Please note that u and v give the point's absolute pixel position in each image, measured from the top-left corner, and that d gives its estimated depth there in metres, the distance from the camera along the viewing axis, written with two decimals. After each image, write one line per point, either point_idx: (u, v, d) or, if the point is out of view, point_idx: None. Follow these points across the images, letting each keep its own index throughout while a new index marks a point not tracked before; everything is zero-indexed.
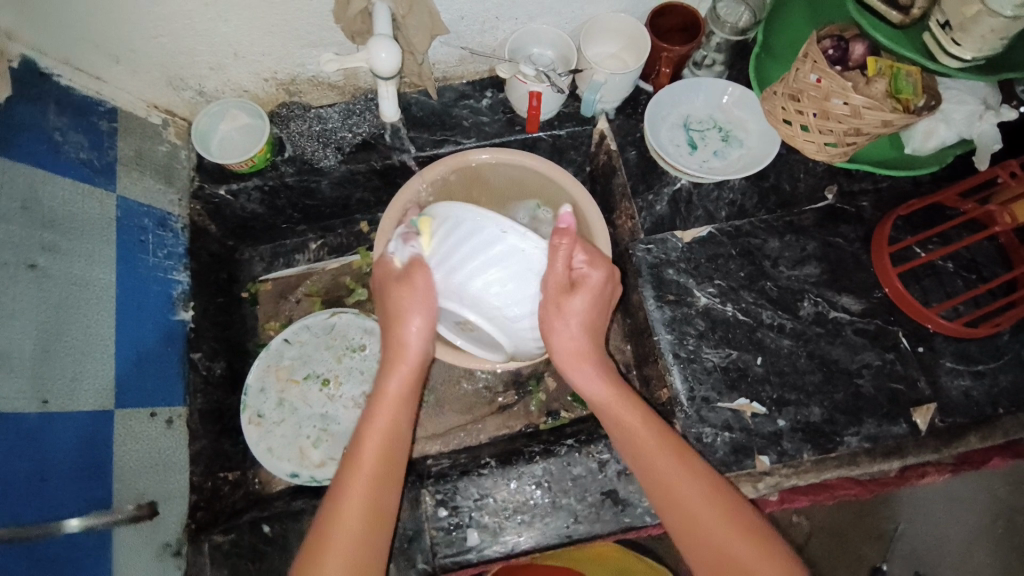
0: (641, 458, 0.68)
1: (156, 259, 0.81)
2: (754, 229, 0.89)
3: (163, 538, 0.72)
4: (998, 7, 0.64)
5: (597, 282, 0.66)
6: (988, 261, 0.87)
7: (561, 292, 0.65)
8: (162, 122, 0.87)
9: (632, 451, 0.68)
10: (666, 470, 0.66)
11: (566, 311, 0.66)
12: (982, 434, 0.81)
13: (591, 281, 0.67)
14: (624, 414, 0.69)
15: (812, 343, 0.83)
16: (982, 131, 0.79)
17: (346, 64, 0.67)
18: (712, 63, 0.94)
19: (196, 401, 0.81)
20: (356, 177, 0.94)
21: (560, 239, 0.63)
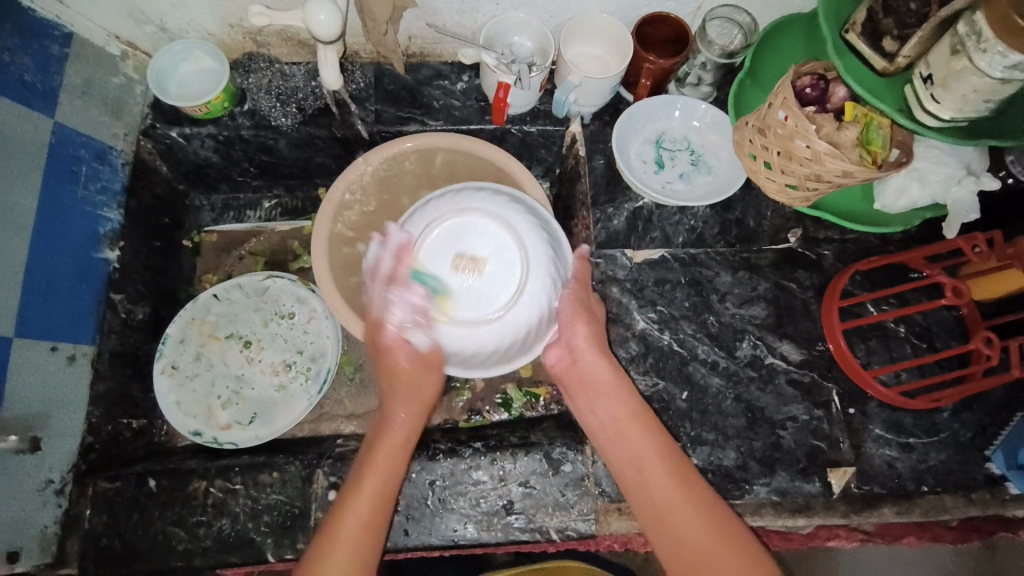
0: (643, 487, 0.67)
1: (87, 193, 0.78)
2: (708, 260, 0.87)
3: (46, 474, 0.71)
4: (985, 66, 0.58)
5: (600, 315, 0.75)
6: (943, 331, 0.83)
7: (579, 314, 0.72)
8: (121, 54, 0.83)
9: (636, 478, 0.68)
10: (666, 499, 0.66)
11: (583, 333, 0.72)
12: (898, 508, 0.78)
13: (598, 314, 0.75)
14: (628, 439, 0.70)
15: (742, 386, 0.81)
16: (957, 198, 0.74)
17: (273, 19, 0.68)
18: (697, 82, 0.90)
19: (109, 341, 0.79)
20: (315, 142, 0.92)
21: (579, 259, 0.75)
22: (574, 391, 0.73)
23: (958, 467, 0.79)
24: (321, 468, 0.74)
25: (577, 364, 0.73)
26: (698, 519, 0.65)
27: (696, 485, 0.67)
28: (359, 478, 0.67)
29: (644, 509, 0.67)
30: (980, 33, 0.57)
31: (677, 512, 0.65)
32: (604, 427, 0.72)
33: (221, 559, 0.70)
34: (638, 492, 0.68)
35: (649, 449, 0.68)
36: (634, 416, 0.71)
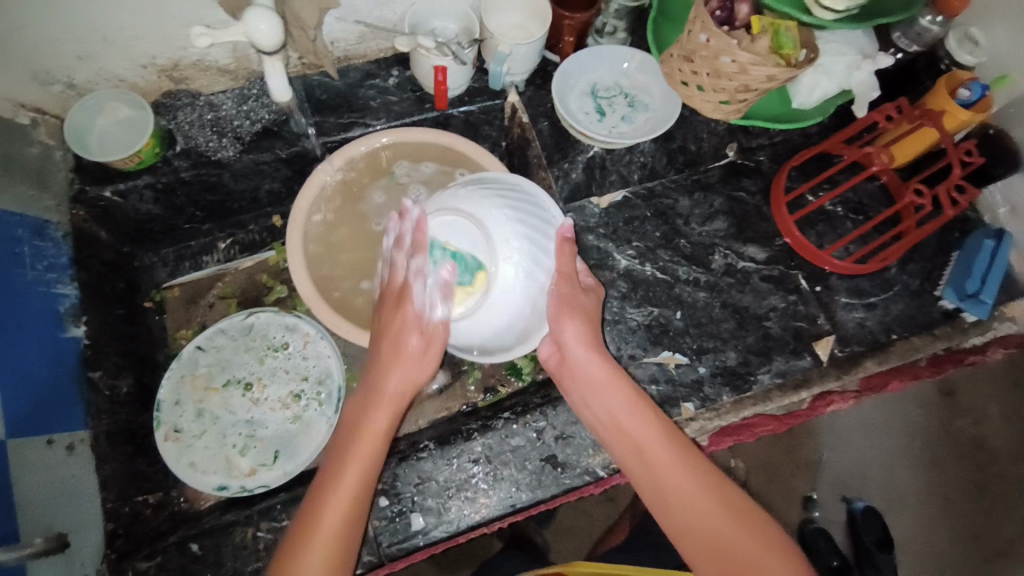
0: (647, 465, 0.66)
1: (36, 273, 0.74)
2: (665, 190, 0.94)
3: (80, 571, 0.66)
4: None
5: (592, 307, 0.72)
6: (874, 202, 0.94)
7: (564, 309, 0.70)
8: (32, 122, 0.78)
9: (642, 464, 0.67)
10: (668, 472, 0.65)
11: (568, 332, 0.70)
12: (879, 360, 0.89)
13: (587, 306, 0.71)
14: (625, 420, 0.68)
15: (725, 293, 0.89)
16: (860, 80, 0.84)
17: (220, 38, 0.65)
18: (614, 30, 0.96)
19: (101, 422, 0.75)
20: (262, 168, 0.89)
21: (564, 245, 0.71)
22: (572, 388, 0.72)
23: (916, 311, 0.91)
24: None
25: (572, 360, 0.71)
26: (703, 490, 0.64)
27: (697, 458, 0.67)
28: (326, 498, 0.62)
29: (649, 486, 0.66)
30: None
31: (682, 484, 0.64)
32: (605, 422, 0.70)
33: None
34: (641, 472, 0.66)
35: (645, 430, 0.67)
36: (634, 399, 0.69)
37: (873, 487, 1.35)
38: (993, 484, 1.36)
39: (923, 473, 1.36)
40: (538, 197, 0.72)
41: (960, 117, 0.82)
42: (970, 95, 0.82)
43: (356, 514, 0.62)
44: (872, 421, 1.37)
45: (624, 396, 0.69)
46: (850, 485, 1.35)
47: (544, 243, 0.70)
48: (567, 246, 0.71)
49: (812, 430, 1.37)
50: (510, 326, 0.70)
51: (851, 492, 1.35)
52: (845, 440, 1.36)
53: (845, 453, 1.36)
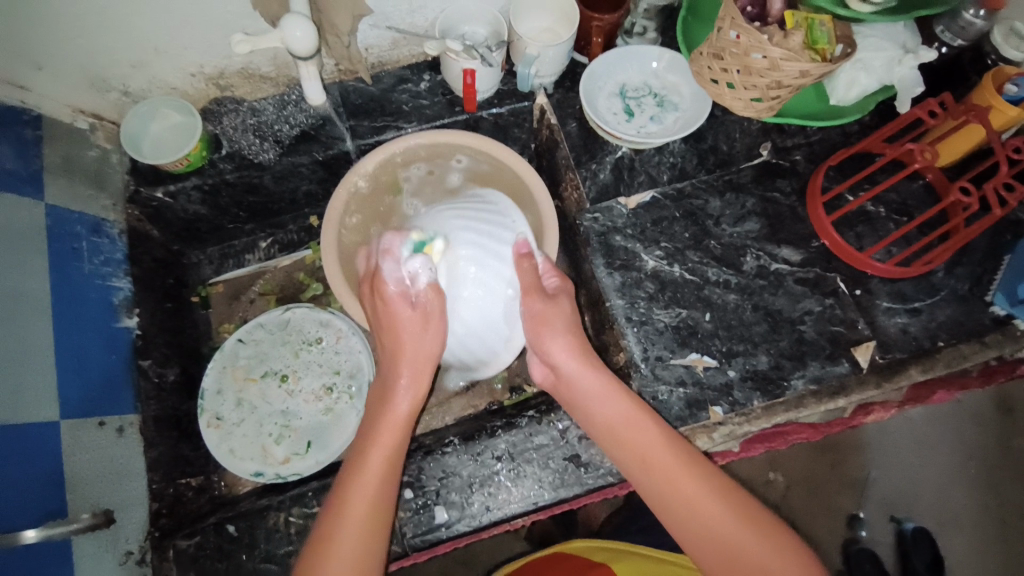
0: (653, 471, 0.66)
1: (93, 266, 0.79)
2: (696, 190, 0.92)
3: (125, 546, 0.71)
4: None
5: (564, 311, 0.71)
6: (918, 202, 0.90)
7: (539, 323, 0.71)
8: (90, 127, 0.85)
9: (646, 473, 0.66)
10: (676, 476, 0.65)
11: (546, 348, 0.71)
12: (923, 367, 0.84)
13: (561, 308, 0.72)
14: (627, 429, 0.68)
15: (756, 296, 0.87)
16: (902, 75, 0.81)
17: (258, 45, 0.69)
18: (643, 31, 0.97)
19: (149, 408, 0.80)
20: (300, 170, 0.94)
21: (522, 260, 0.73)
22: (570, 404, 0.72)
23: (965, 317, 0.86)
24: None
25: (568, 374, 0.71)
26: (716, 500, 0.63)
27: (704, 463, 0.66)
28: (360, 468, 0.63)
29: (658, 492, 0.65)
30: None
31: (692, 488, 0.64)
32: (604, 431, 0.70)
33: None
34: (649, 483, 0.66)
35: (652, 441, 0.67)
36: (635, 407, 0.69)
37: (926, 508, 1.28)
38: None
39: (979, 494, 1.28)
40: (502, 209, 0.77)
41: (1009, 113, 0.78)
42: (1019, 91, 0.78)
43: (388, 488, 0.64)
44: (924, 438, 1.30)
45: (624, 404, 0.69)
46: (899, 505, 1.28)
47: (497, 252, 0.73)
48: (525, 258, 0.73)
49: (858, 445, 1.31)
50: (473, 334, 0.76)
51: (900, 511, 1.28)
52: (894, 457, 1.30)
53: (894, 471, 1.29)
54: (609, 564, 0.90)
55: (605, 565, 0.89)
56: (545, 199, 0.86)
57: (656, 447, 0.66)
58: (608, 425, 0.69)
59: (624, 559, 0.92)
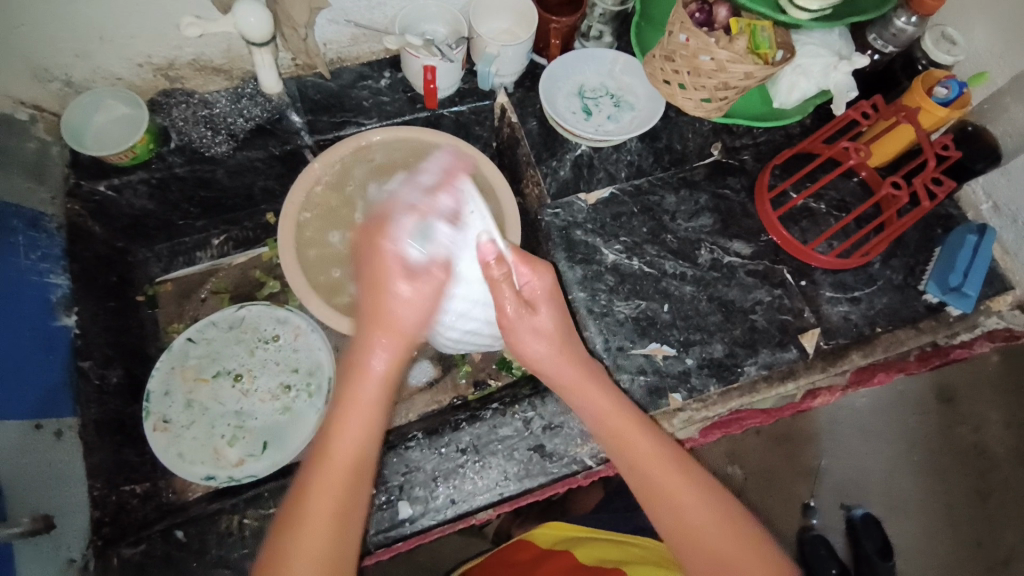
0: (647, 477, 0.68)
1: (30, 262, 0.75)
2: (652, 187, 0.95)
3: (67, 554, 0.66)
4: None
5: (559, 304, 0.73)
6: (855, 198, 0.97)
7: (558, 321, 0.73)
8: (30, 119, 0.81)
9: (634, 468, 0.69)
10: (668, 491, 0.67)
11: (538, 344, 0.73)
12: (863, 352, 0.90)
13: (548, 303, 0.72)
14: (625, 438, 0.70)
15: (711, 287, 0.90)
16: (837, 80, 0.86)
17: (209, 28, 0.68)
18: (600, 35, 1.00)
19: (90, 411, 0.76)
20: (255, 165, 0.92)
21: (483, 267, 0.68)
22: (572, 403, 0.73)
23: (900, 305, 0.92)
24: None
25: (542, 359, 0.71)
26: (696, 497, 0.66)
27: (694, 471, 0.69)
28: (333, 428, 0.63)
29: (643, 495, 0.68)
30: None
31: (681, 499, 0.66)
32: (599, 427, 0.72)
33: None
34: (642, 481, 0.68)
35: (645, 441, 0.69)
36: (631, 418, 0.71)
37: (874, 495, 1.35)
38: (995, 489, 1.33)
39: (925, 481, 1.35)
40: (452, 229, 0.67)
41: (938, 114, 0.85)
42: (947, 93, 0.85)
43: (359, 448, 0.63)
44: (870, 427, 1.36)
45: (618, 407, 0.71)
46: (849, 492, 1.35)
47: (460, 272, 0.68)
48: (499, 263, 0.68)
49: (811, 436, 1.37)
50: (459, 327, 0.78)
51: (851, 498, 1.35)
52: (845, 449, 1.36)
53: (844, 460, 1.36)
54: (571, 551, 0.91)
55: (566, 552, 0.91)
56: (505, 193, 0.88)
57: (646, 447, 0.69)
58: (607, 425, 0.71)
59: (588, 545, 0.93)
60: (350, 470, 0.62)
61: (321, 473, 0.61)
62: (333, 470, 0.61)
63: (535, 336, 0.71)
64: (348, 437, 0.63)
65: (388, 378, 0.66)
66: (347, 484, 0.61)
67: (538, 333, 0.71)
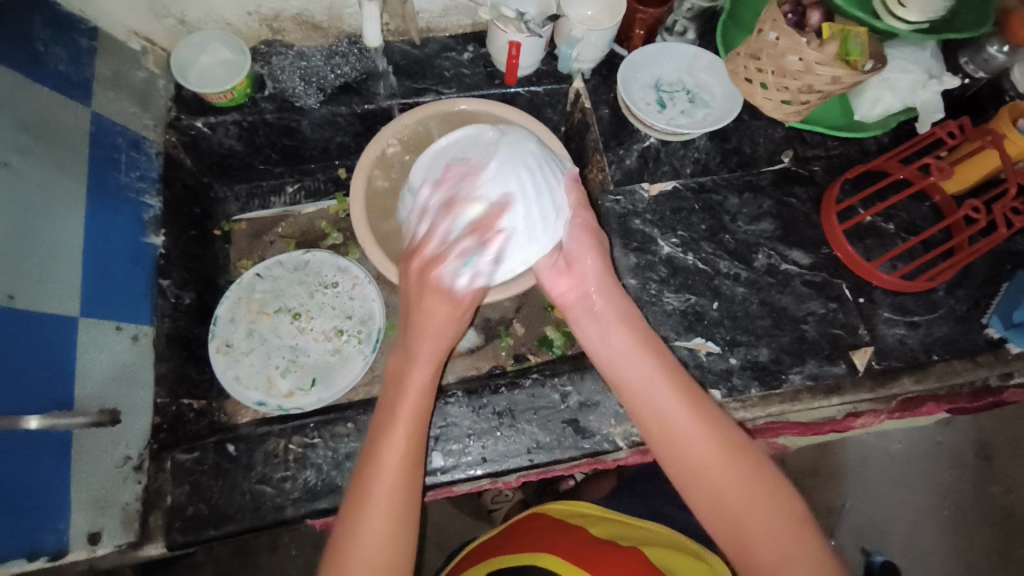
0: (648, 399, 0.69)
1: (129, 179, 0.81)
2: (716, 186, 0.95)
3: (125, 449, 0.73)
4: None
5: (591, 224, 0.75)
6: (926, 222, 0.94)
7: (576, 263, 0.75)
8: (142, 49, 0.88)
9: (636, 396, 0.70)
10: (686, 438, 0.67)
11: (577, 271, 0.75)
12: (915, 378, 0.87)
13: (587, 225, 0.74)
14: (624, 363, 0.71)
15: (764, 292, 0.89)
16: (925, 99, 0.86)
17: None
18: (683, 30, 1.00)
19: (164, 324, 0.82)
20: (337, 121, 0.96)
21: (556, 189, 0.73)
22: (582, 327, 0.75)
23: (961, 336, 0.89)
24: None
25: (591, 293, 0.75)
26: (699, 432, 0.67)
27: (701, 405, 0.69)
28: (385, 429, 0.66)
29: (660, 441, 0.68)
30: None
31: (685, 430, 0.67)
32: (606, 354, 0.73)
33: (310, 507, 0.72)
34: (645, 409, 0.69)
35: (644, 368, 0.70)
36: (642, 345, 0.72)
37: (895, 543, 1.27)
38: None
39: (949, 535, 1.28)
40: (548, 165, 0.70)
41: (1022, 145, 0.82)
42: None
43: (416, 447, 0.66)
44: (903, 474, 1.31)
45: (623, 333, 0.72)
46: (870, 536, 1.28)
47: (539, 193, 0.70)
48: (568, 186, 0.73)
49: (838, 473, 1.32)
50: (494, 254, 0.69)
51: (871, 544, 1.27)
52: (870, 492, 1.31)
53: (870, 503, 1.30)
54: (586, 529, 0.92)
55: (582, 530, 0.91)
56: (570, 177, 0.89)
57: (649, 373, 0.70)
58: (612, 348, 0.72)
59: (601, 524, 0.94)
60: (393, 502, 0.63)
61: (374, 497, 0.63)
62: (384, 476, 0.63)
63: (568, 276, 0.75)
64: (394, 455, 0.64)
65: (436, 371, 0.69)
66: (400, 492, 0.63)
67: (573, 275, 0.75)
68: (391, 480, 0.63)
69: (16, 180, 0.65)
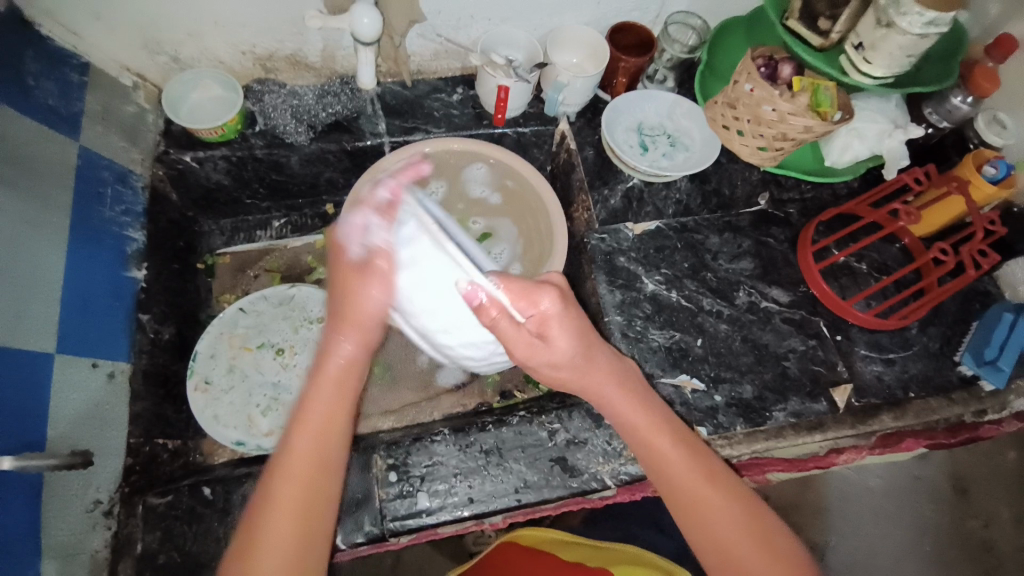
0: (660, 465, 0.68)
1: (113, 213, 0.80)
2: (697, 226, 0.98)
3: (94, 494, 0.68)
4: (907, 25, 0.77)
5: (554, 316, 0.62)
6: (896, 263, 0.98)
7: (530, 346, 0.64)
8: (133, 85, 0.88)
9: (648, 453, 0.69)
10: (714, 507, 0.66)
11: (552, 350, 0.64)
12: (894, 415, 0.89)
13: (548, 316, 0.62)
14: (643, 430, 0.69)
15: (746, 328, 0.91)
16: (891, 147, 0.91)
17: (329, 22, 0.82)
18: (663, 78, 1.06)
19: (141, 360, 0.79)
20: (327, 157, 0.97)
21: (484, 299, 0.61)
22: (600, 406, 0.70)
23: (935, 373, 0.92)
24: (378, 453, 0.77)
25: (566, 380, 0.67)
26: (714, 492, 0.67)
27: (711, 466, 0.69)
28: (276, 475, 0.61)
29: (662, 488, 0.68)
30: (899, 2, 0.77)
31: (705, 495, 0.67)
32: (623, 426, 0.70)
33: None
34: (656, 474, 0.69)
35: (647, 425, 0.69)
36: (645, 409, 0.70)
37: None
38: None
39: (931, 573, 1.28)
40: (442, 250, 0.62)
41: (985, 190, 0.88)
42: (995, 172, 0.88)
43: (311, 493, 0.61)
44: (884, 510, 1.32)
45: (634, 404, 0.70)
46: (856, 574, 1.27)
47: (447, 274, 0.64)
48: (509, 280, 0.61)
49: (821, 510, 1.32)
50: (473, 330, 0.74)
51: None
52: (853, 528, 1.31)
53: (853, 540, 1.30)
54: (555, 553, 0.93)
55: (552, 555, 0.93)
56: (540, 183, 0.93)
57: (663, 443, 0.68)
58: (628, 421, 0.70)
59: (573, 549, 0.95)
60: (297, 514, 0.60)
61: (268, 511, 0.59)
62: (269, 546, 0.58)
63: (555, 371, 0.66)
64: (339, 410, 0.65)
65: (339, 395, 0.65)
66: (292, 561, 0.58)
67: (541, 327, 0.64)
68: (282, 538, 0.59)
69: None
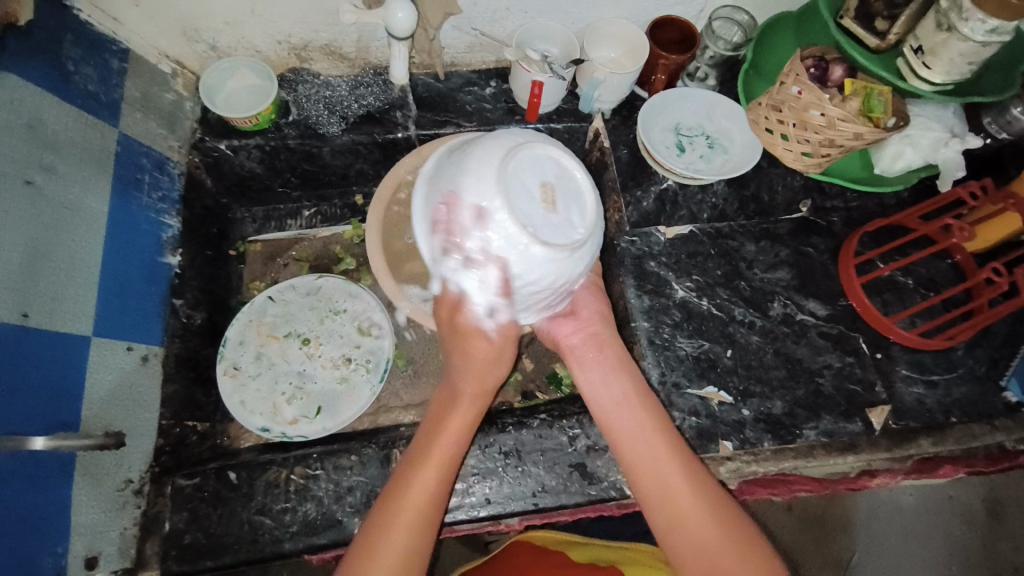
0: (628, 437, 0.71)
1: (151, 200, 0.82)
2: (732, 233, 0.94)
3: (126, 472, 0.71)
4: (969, 31, 0.72)
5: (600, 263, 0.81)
6: (946, 280, 0.93)
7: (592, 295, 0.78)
8: (171, 72, 0.90)
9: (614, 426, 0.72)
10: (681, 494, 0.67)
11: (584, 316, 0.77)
12: (934, 440, 0.84)
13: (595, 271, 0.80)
14: (615, 402, 0.72)
15: (779, 341, 0.88)
16: (946, 157, 0.86)
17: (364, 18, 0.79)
18: (704, 77, 1.01)
19: (173, 344, 0.81)
20: (358, 149, 0.97)
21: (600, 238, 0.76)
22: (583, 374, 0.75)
23: (980, 398, 0.87)
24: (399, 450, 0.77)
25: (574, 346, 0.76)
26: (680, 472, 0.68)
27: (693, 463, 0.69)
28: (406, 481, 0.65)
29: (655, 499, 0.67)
30: (962, 6, 0.72)
31: (674, 485, 0.67)
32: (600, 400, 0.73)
33: (309, 543, 0.71)
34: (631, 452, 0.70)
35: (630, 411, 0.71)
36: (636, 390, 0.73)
37: None
38: None
39: None
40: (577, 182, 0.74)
41: None
42: None
43: (435, 505, 0.64)
44: (913, 528, 1.27)
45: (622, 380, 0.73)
46: None
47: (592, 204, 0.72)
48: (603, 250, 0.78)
49: (846, 524, 1.28)
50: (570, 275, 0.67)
51: None
52: (880, 545, 1.26)
53: (879, 558, 1.25)
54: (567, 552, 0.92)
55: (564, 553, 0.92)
56: None
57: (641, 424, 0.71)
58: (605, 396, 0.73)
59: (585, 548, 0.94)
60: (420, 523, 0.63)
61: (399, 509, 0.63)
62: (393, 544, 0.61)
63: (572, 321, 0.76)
64: (451, 432, 0.68)
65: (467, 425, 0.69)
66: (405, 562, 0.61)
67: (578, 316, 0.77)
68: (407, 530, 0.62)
69: (39, 198, 0.67)
